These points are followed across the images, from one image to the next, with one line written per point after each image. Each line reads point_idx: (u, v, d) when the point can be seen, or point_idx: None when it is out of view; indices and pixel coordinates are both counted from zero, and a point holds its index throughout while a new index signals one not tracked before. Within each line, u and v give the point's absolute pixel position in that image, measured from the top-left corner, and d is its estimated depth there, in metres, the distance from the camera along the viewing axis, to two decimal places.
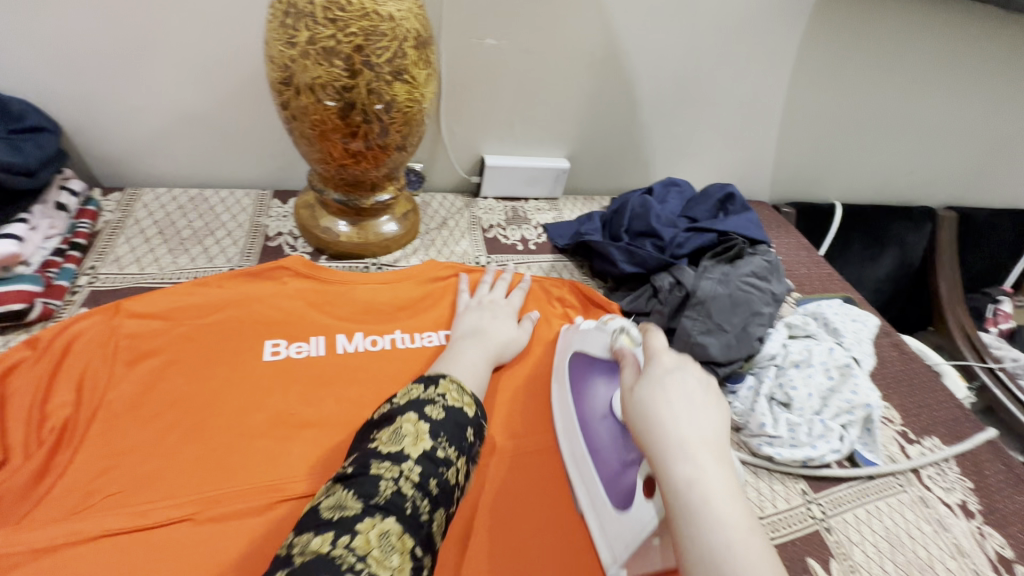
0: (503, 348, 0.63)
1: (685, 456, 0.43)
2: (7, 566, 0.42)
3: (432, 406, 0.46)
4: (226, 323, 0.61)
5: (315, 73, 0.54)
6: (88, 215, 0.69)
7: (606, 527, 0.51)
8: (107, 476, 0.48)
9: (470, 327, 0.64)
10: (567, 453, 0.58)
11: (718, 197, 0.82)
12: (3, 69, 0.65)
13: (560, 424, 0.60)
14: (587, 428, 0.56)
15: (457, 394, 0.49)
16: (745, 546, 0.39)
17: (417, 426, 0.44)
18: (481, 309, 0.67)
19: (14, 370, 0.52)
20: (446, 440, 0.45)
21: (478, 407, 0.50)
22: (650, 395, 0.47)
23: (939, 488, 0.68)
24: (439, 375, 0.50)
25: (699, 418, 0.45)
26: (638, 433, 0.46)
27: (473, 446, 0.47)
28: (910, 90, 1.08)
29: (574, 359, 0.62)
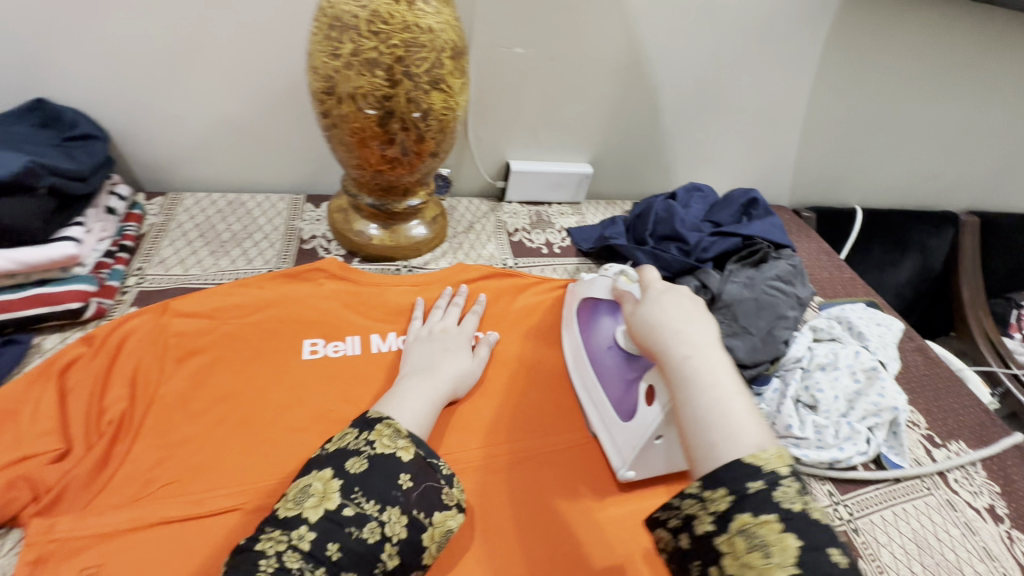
0: (458, 384, 0.60)
1: (680, 340, 0.47)
2: (73, 550, 0.44)
3: (355, 458, 0.43)
4: (267, 323, 0.64)
5: (357, 84, 0.56)
6: (134, 218, 0.72)
7: (616, 438, 0.58)
8: (163, 466, 0.50)
9: (422, 362, 0.60)
10: (580, 385, 0.65)
11: (741, 202, 0.84)
12: (59, 79, 0.68)
13: (572, 360, 0.67)
14: (596, 359, 0.63)
15: (390, 438, 0.45)
16: (734, 407, 0.42)
17: (326, 484, 0.41)
18: (432, 340, 0.63)
19: (71, 367, 0.55)
20: (361, 495, 0.41)
21: (421, 445, 0.46)
22: (649, 304, 0.52)
23: (966, 492, 0.68)
24: (378, 418, 0.47)
25: (694, 315, 0.50)
26: (641, 341, 0.51)
27: (408, 493, 0.42)
28: (933, 94, 1.08)
29: (580, 303, 0.69)
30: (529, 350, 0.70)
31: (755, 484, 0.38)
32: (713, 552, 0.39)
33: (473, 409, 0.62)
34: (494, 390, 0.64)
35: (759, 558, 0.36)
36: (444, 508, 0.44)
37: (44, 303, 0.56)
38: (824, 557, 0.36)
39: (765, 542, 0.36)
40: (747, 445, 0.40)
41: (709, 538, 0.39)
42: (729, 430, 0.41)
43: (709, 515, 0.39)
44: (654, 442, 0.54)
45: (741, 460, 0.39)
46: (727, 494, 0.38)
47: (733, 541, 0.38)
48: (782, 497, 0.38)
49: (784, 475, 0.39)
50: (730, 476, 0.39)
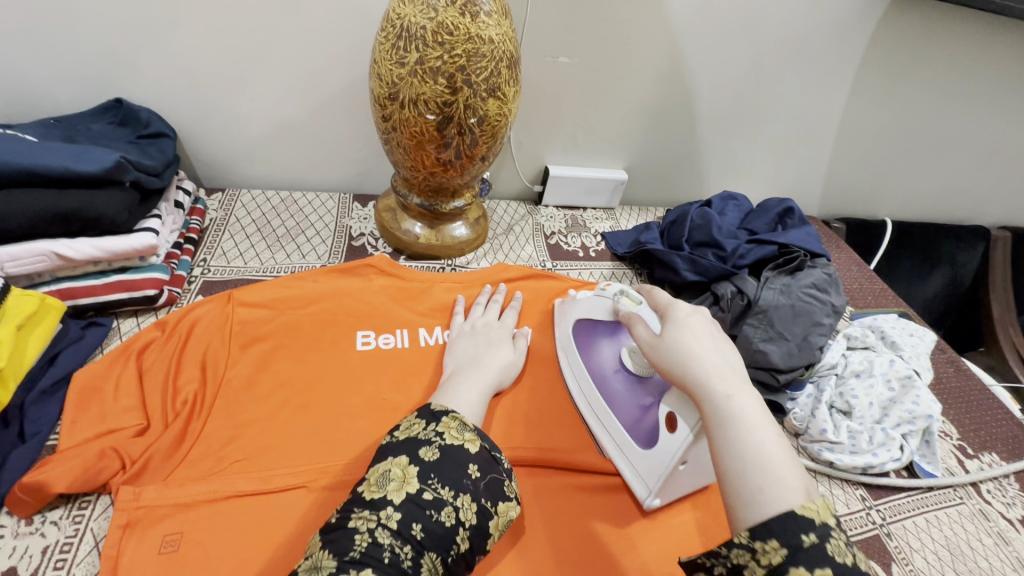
0: (503, 374, 0.62)
1: (714, 376, 0.45)
2: (156, 517, 0.47)
3: (427, 447, 0.46)
4: (323, 314, 0.67)
5: (419, 90, 0.60)
6: (197, 212, 0.77)
7: (636, 463, 0.57)
8: (234, 445, 0.54)
9: (467, 354, 0.63)
10: (587, 411, 0.63)
11: (777, 211, 0.86)
12: (135, 80, 0.73)
13: (576, 388, 0.65)
14: (604, 384, 0.63)
15: (458, 431, 0.47)
16: (779, 453, 0.41)
17: (405, 470, 0.44)
18: (476, 333, 0.66)
19: (147, 348, 0.59)
20: (437, 481, 0.44)
21: (484, 438, 0.48)
22: (679, 332, 0.49)
23: (999, 503, 0.69)
24: (443, 411, 0.49)
25: (727, 352, 0.48)
26: (668, 369, 0.48)
27: (476, 481, 0.46)
28: (970, 109, 1.09)
29: (576, 327, 0.68)
30: None
31: (809, 537, 0.36)
32: None
33: (517, 403, 0.65)
34: (537, 386, 0.67)
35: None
36: (507, 499, 0.47)
37: (124, 289, 0.61)
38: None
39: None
40: (794, 493, 0.38)
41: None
42: (775, 477, 0.39)
43: (761, 566, 0.37)
44: (678, 468, 0.52)
45: (793, 510, 0.37)
46: (780, 546, 0.36)
47: None
48: (835, 550, 0.36)
49: (831, 525, 0.37)
50: (783, 528, 0.37)
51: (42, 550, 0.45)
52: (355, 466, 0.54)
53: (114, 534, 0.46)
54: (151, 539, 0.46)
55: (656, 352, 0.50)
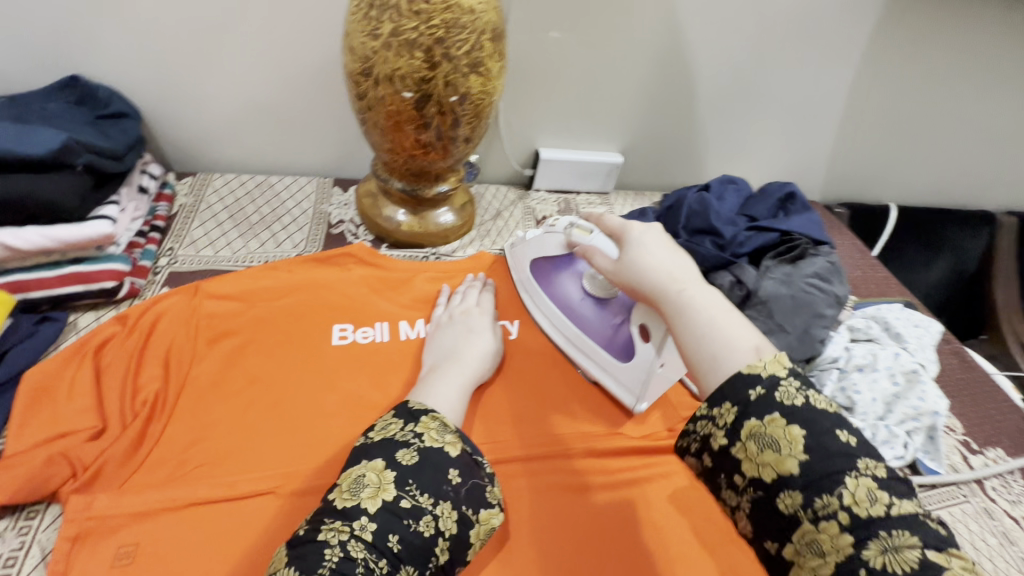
0: (484, 368, 0.58)
1: (666, 276, 0.47)
2: (111, 528, 0.44)
3: (405, 450, 0.42)
4: (297, 307, 0.63)
5: (395, 65, 0.55)
6: (164, 198, 0.72)
7: (619, 376, 0.61)
8: (197, 448, 0.50)
9: (445, 348, 0.59)
10: (564, 343, 0.66)
11: (778, 197, 0.81)
12: (94, 57, 0.68)
13: (548, 324, 0.67)
14: (573, 313, 0.65)
15: (438, 432, 0.44)
16: (731, 329, 0.43)
17: (381, 475, 0.41)
18: (454, 324, 0.62)
19: (106, 345, 0.55)
20: (416, 487, 0.41)
21: (467, 440, 0.45)
22: (629, 248, 0.51)
23: (1004, 501, 0.67)
24: (422, 410, 0.46)
25: (676, 255, 0.49)
26: (625, 283, 0.51)
27: (458, 488, 0.42)
28: (981, 88, 1.04)
29: (533, 266, 0.69)
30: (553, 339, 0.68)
31: (755, 391, 0.40)
32: (731, 462, 0.41)
33: (502, 400, 0.61)
34: (522, 381, 0.63)
35: (773, 455, 0.39)
36: (490, 505, 0.44)
37: (80, 281, 0.57)
38: (833, 439, 0.38)
39: (773, 440, 0.39)
40: (743, 355, 0.42)
41: (726, 451, 0.41)
42: (726, 345, 0.42)
43: (721, 429, 0.41)
44: (657, 370, 0.58)
45: (740, 372, 0.41)
46: (732, 406, 0.41)
47: (746, 446, 0.40)
48: (784, 397, 0.39)
49: (780, 376, 0.40)
50: (732, 389, 0.41)
51: None
52: (328, 471, 0.51)
53: (62, 548, 0.43)
54: (103, 553, 0.43)
55: (614, 273, 0.51)
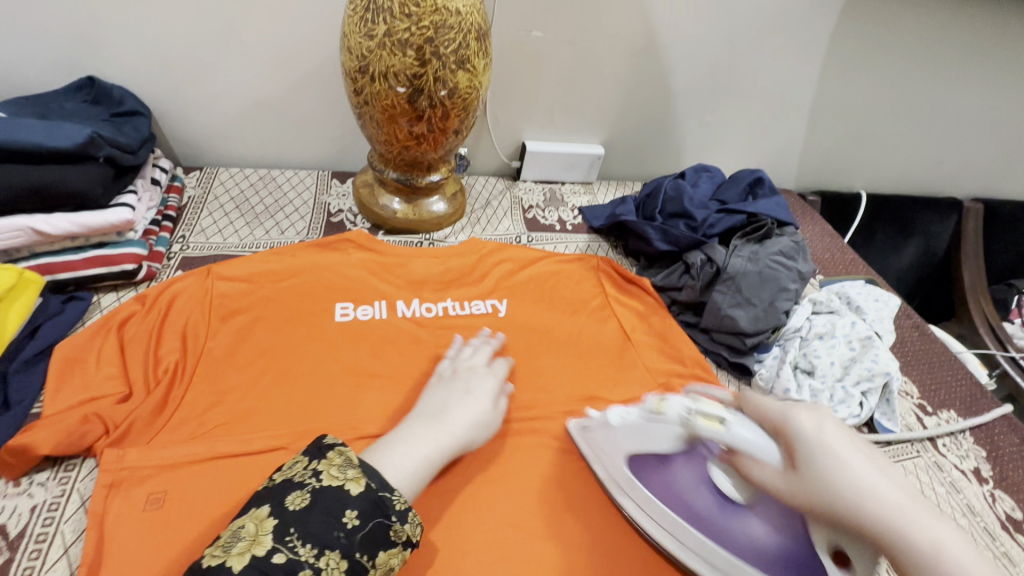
0: (472, 437, 0.57)
1: (902, 518, 0.37)
2: (140, 477, 0.49)
3: (298, 493, 0.44)
4: (301, 288, 0.68)
5: (389, 63, 0.61)
6: (175, 190, 0.77)
7: None
8: (215, 410, 0.55)
9: (433, 406, 0.58)
10: (703, 565, 0.51)
11: (747, 182, 0.87)
12: (108, 59, 0.73)
13: (669, 539, 0.53)
14: (706, 523, 0.51)
15: (340, 469, 0.46)
16: None
17: (258, 526, 0.42)
18: (454, 380, 0.61)
19: (128, 321, 0.60)
20: (296, 536, 0.41)
21: (372, 477, 0.46)
22: (820, 461, 0.41)
23: (953, 455, 0.73)
24: (331, 447, 0.48)
25: (885, 474, 0.40)
26: (835, 516, 0.40)
27: (352, 531, 0.43)
28: (941, 80, 1.11)
29: (631, 459, 0.56)
30: (539, 315, 0.74)
31: None
32: None
33: None
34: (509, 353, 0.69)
35: None
36: (387, 546, 0.44)
37: (102, 264, 0.62)
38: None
39: None
40: None
41: None
42: None
43: None
44: None
45: None
46: None
47: None
48: None
49: None
50: None
51: (30, 509, 0.48)
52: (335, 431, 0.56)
53: (98, 494, 0.48)
54: (135, 498, 0.48)
55: (804, 495, 0.41)
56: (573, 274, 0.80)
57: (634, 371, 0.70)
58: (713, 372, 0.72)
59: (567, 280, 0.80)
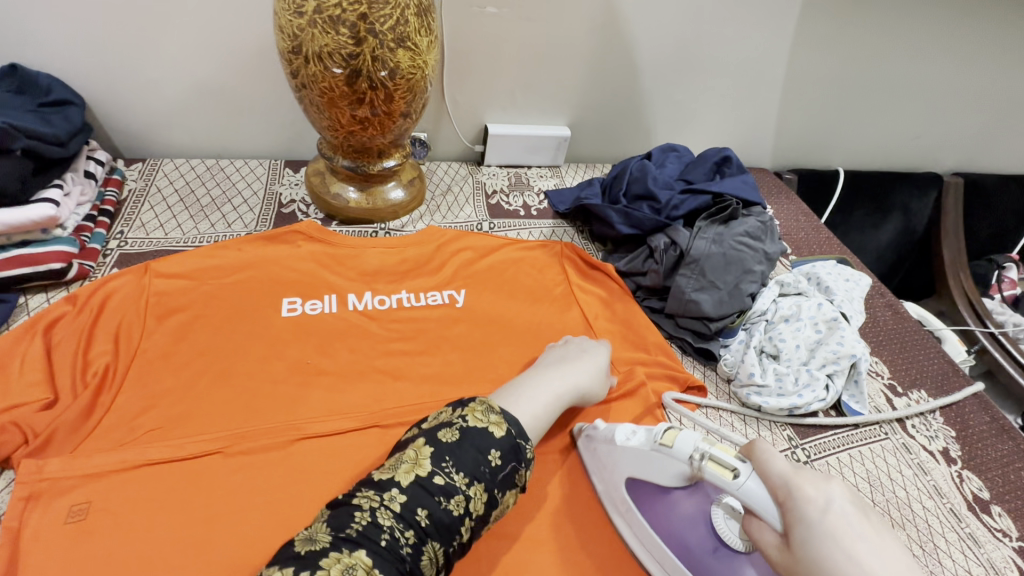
0: (590, 389, 0.59)
1: None
2: (61, 489, 0.47)
3: (448, 429, 0.47)
4: (245, 283, 0.65)
5: (323, 42, 0.57)
6: (113, 183, 0.74)
7: None
8: (147, 415, 0.53)
9: (553, 358, 0.60)
10: None
11: (715, 161, 0.84)
12: (31, 45, 0.69)
13: (657, 568, 0.51)
14: (696, 561, 0.49)
15: (483, 413, 0.48)
16: None
17: (418, 453, 0.45)
18: (568, 343, 0.63)
19: (57, 323, 0.57)
20: (451, 466, 0.44)
21: (512, 424, 0.48)
22: (811, 545, 0.36)
23: (922, 436, 0.72)
24: (470, 397, 0.50)
25: (896, 565, 0.35)
26: None
27: (495, 470, 0.45)
28: (916, 51, 1.08)
29: (630, 483, 0.52)
30: (496, 304, 0.72)
31: None
32: None
33: (449, 364, 0.64)
34: (462, 344, 0.66)
35: None
36: (515, 489, 0.47)
37: (27, 263, 0.59)
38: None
39: None
40: None
41: None
42: None
43: None
44: None
45: None
46: None
47: None
48: None
49: None
50: None
51: None
52: (274, 432, 0.54)
53: (16, 507, 0.45)
54: (56, 510, 0.46)
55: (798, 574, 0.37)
56: (537, 261, 0.77)
57: None
58: (677, 359, 0.71)
59: (529, 268, 0.77)
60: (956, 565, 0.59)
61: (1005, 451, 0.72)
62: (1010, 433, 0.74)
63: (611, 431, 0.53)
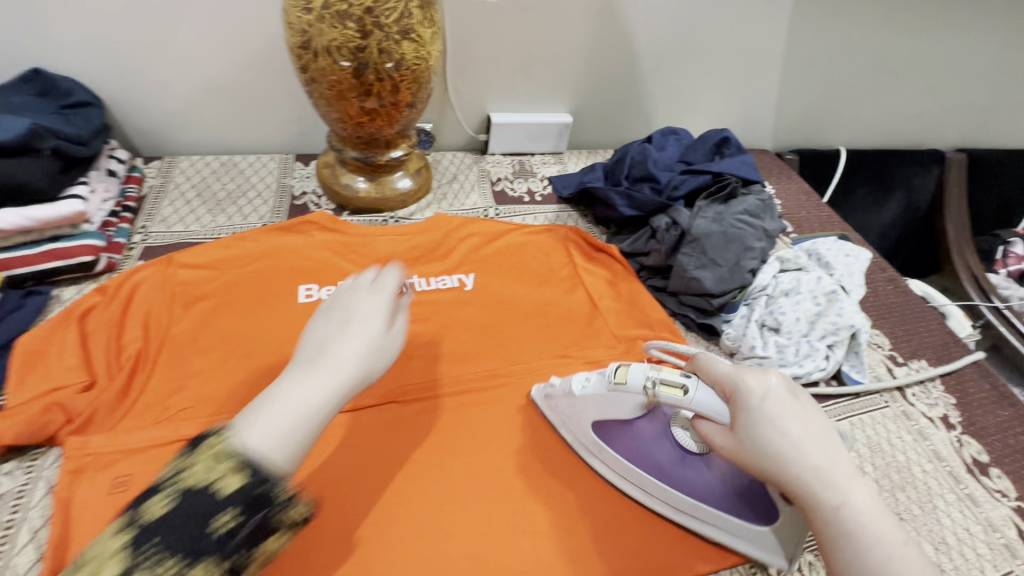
0: (370, 367, 0.47)
1: (824, 483, 0.40)
2: (103, 463, 0.50)
3: (160, 497, 0.36)
4: (264, 272, 0.68)
5: (331, 36, 0.60)
6: (134, 180, 0.77)
7: (756, 542, 0.50)
8: (179, 395, 0.56)
9: (313, 347, 0.47)
10: (671, 510, 0.53)
11: (714, 141, 0.85)
12: (51, 49, 0.72)
13: (635, 488, 0.55)
14: (671, 478, 0.53)
15: (212, 463, 0.37)
16: (909, 555, 0.39)
17: (112, 544, 0.34)
18: (332, 309, 0.50)
19: (89, 312, 0.60)
20: (159, 546, 0.34)
21: (252, 468, 0.37)
22: (755, 431, 0.42)
23: (922, 404, 0.74)
24: (198, 441, 0.39)
25: (818, 436, 0.42)
26: (764, 474, 0.42)
27: (228, 532, 0.35)
28: (914, 28, 1.08)
29: (596, 425, 0.56)
30: (504, 286, 0.74)
31: None
32: None
33: (461, 343, 0.67)
34: (472, 325, 0.69)
35: None
36: (274, 533, 0.37)
37: (57, 257, 0.62)
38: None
39: None
40: None
41: None
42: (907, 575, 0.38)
43: None
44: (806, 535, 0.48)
45: None
46: None
47: None
48: None
49: None
50: None
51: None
52: None
53: (64, 480, 0.49)
54: (100, 482, 0.49)
55: (738, 452, 0.43)
56: (543, 245, 0.80)
57: (600, 337, 0.70)
58: (681, 334, 0.72)
59: (536, 251, 0.79)
60: (955, 523, 0.61)
61: (1005, 416, 0.74)
62: (1010, 399, 0.76)
63: (567, 385, 0.56)
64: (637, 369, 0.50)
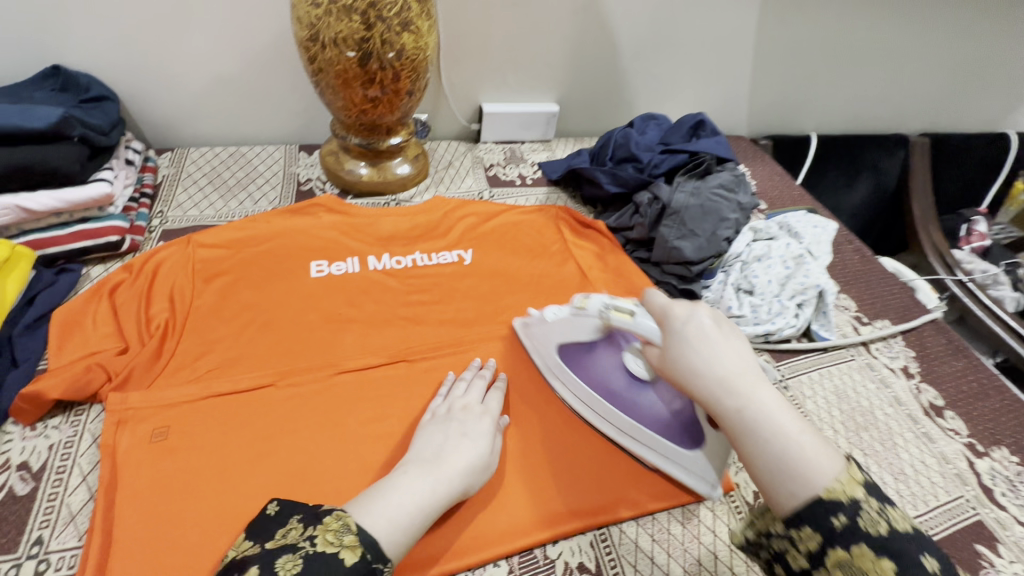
0: (469, 485, 0.52)
1: (728, 391, 0.45)
2: (142, 416, 0.55)
3: (290, 555, 0.39)
4: (277, 250, 0.73)
5: (338, 29, 0.65)
6: (149, 169, 0.82)
7: (687, 465, 0.57)
8: (205, 358, 0.61)
9: (428, 448, 0.53)
10: (618, 433, 0.60)
11: (691, 124, 0.92)
12: (70, 47, 0.76)
13: (590, 412, 0.62)
14: (618, 400, 0.60)
15: (336, 534, 0.41)
16: (810, 453, 0.42)
17: None
18: (450, 419, 0.57)
19: (119, 287, 0.65)
20: None
21: (370, 547, 0.41)
22: (675, 349, 0.49)
23: (885, 356, 0.81)
24: (328, 510, 0.43)
25: (734, 355, 0.47)
26: (681, 386, 0.49)
27: None
28: (874, 20, 1.16)
29: (562, 349, 0.64)
30: (500, 260, 0.80)
31: (838, 520, 0.39)
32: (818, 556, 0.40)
33: (462, 310, 0.73)
34: (472, 294, 0.75)
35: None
36: None
37: (88, 237, 0.67)
38: (922, 571, 0.37)
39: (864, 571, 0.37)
40: (822, 477, 0.40)
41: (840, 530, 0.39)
42: (803, 466, 0.41)
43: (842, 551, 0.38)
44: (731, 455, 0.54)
45: (819, 497, 0.40)
46: (813, 533, 0.40)
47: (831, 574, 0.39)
48: (867, 524, 0.38)
49: (860, 496, 0.39)
50: (814, 517, 0.40)
51: (48, 447, 0.55)
52: (316, 369, 0.62)
53: (109, 430, 0.54)
54: (141, 432, 0.54)
55: (664, 368, 0.51)
56: (536, 224, 0.86)
57: None
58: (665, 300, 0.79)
59: (530, 228, 0.85)
60: (912, 457, 0.68)
61: (960, 366, 0.81)
62: (964, 351, 0.84)
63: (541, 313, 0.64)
64: (600, 299, 0.59)
